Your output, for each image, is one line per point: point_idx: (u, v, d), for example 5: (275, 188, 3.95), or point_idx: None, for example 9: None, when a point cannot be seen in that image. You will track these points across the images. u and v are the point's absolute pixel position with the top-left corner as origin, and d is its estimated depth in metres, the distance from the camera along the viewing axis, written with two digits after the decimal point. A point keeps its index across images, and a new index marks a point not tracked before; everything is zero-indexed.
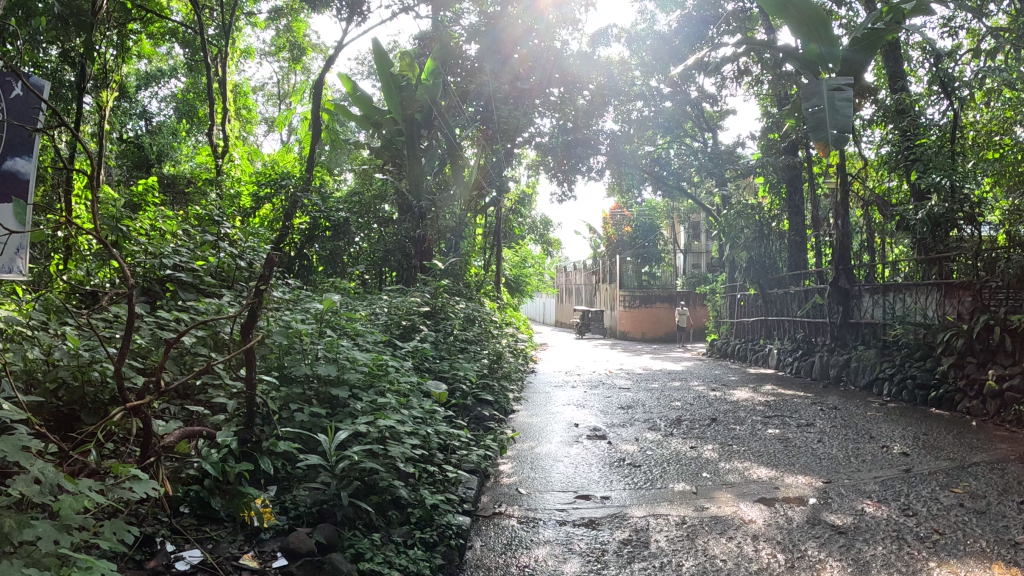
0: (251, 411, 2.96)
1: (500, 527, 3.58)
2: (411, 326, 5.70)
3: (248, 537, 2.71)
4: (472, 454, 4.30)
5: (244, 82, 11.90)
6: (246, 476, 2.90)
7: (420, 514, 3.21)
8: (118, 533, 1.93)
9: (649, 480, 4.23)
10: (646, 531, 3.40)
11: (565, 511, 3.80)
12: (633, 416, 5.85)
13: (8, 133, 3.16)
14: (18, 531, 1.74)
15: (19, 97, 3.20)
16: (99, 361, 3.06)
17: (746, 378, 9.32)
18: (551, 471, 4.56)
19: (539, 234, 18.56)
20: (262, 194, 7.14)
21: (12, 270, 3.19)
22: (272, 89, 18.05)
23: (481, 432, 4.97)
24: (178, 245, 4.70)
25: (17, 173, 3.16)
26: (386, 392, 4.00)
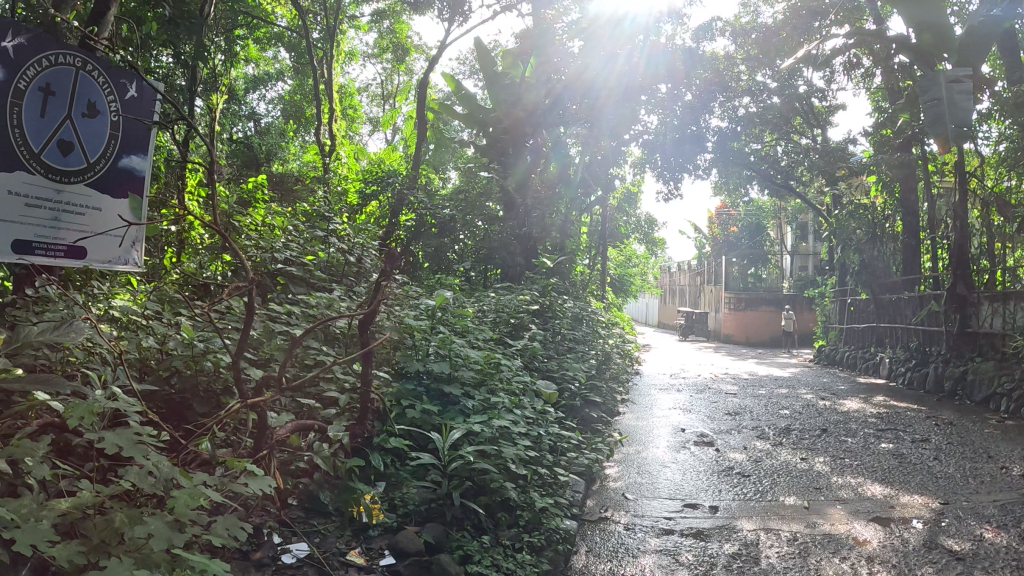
0: (364, 408, 3.47)
1: (606, 533, 3.79)
2: (520, 323, 5.75)
3: (356, 533, 3.07)
4: (581, 457, 4.47)
5: (349, 83, 12.25)
6: (358, 471, 3.37)
7: (529, 517, 3.53)
8: (229, 529, 2.26)
9: (760, 491, 4.11)
10: (756, 546, 3.41)
11: (672, 519, 3.91)
12: (741, 423, 5.62)
13: (126, 132, 3.40)
14: (127, 529, 2.11)
15: (134, 99, 3.42)
16: (212, 352, 3.36)
17: (856, 388, 8.90)
18: (658, 476, 4.55)
19: (644, 233, 18.36)
20: (369, 191, 7.50)
21: (129, 262, 3.46)
22: (376, 88, 18.42)
23: (590, 434, 5.07)
24: (288, 240, 4.96)
25: (133, 170, 3.43)
26: (496, 390, 4.44)
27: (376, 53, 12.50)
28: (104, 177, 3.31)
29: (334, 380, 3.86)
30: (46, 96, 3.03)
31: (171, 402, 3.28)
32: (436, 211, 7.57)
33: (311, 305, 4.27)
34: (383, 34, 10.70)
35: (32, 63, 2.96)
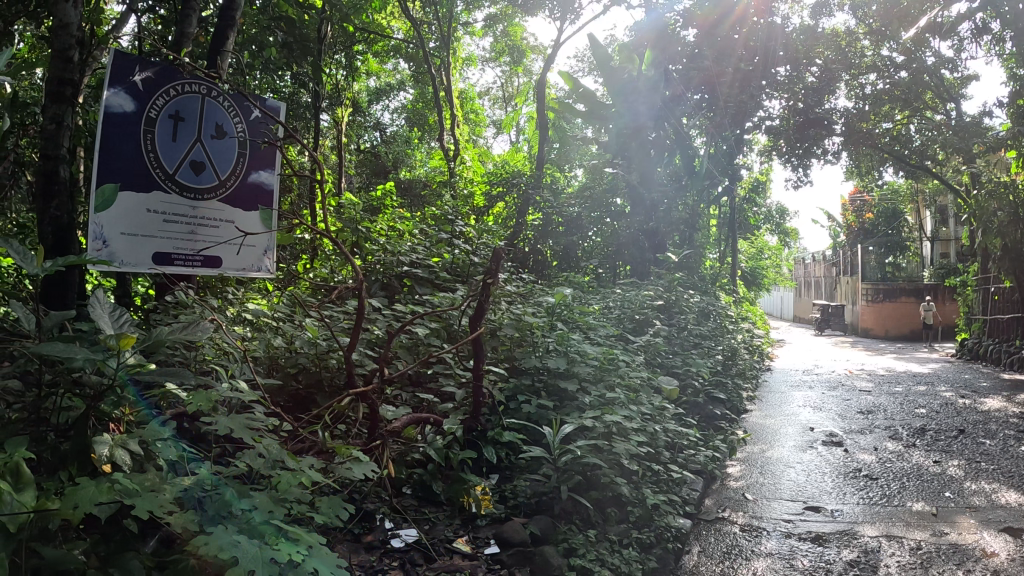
0: (478, 402, 3.40)
1: (721, 533, 3.56)
2: (645, 319, 5.69)
3: (465, 522, 3.05)
4: (699, 454, 4.26)
5: (470, 88, 12.52)
6: (471, 463, 3.31)
7: (640, 513, 3.31)
8: (332, 510, 2.08)
9: (886, 496, 3.86)
10: (877, 553, 3.18)
11: (791, 522, 3.65)
12: (873, 422, 5.31)
13: (251, 150, 3.41)
14: (236, 500, 1.87)
15: (260, 116, 3.46)
16: (334, 350, 3.59)
17: (1005, 383, 8.10)
18: (781, 477, 4.32)
19: (773, 223, 17.56)
20: (494, 193, 7.47)
21: (261, 268, 3.50)
22: (497, 92, 18.72)
23: (711, 432, 4.93)
24: (415, 243, 5.20)
25: (262, 184, 3.46)
26: (615, 387, 4.13)
27: (494, 57, 12.72)
28: (235, 193, 3.35)
29: (451, 375, 3.88)
30: (177, 122, 3.14)
31: (298, 396, 3.49)
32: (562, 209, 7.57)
33: (434, 306, 4.33)
34: (499, 38, 10.95)
35: (160, 94, 3.08)
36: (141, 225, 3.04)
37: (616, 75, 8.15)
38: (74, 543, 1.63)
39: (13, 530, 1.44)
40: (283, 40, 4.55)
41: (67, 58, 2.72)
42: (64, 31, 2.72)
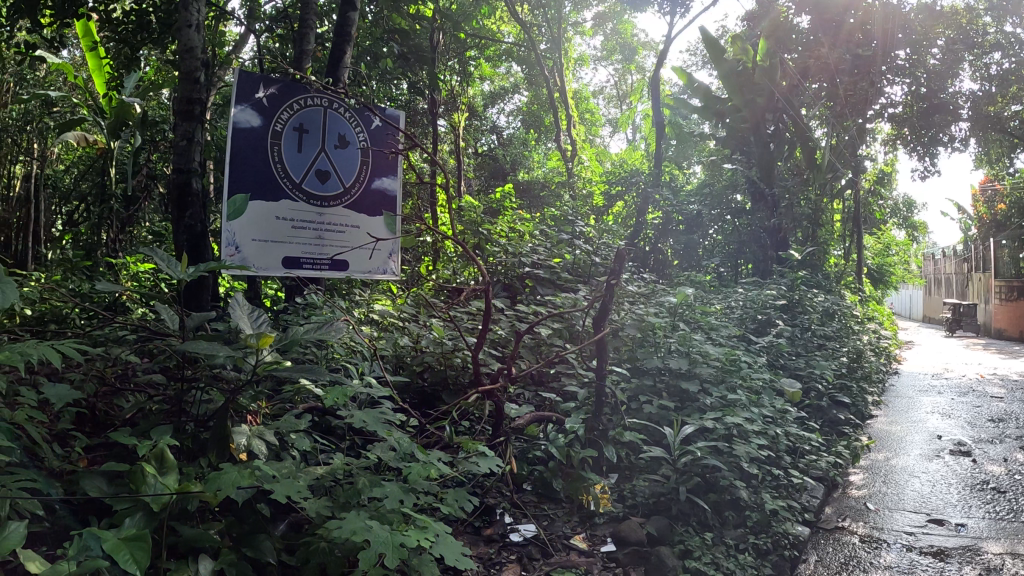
0: (599, 400, 3.25)
1: (840, 543, 3.25)
2: (767, 320, 5.61)
3: (583, 519, 2.89)
4: (821, 460, 4.03)
5: (583, 88, 12.50)
6: (591, 462, 3.16)
7: (757, 518, 3.02)
8: (459, 501, 2.12)
9: (1015, 511, 3.65)
10: (1000, 572, 2.98)
11: (914, 535, 3.40)
12: (1006, 431, 5.01)
13: (375, 158, 3.57)
14: (369, 489, 1.87)
15: (381, 126, 3.61)
16: (459, 348, 3.44)
17: None
18: (905, 487, 4.08)
19: (901, 217, 16.57)
20: (614, 192, 7.52)
21: (386, 271, 3.63)
22: (611, 91, 18.62)
23: (833, 437, 4.71)
24: (536, 244, 5.25)
25: (385, 191, 3.60)
26: (737, 389, 3.87)
27: (609, 56, 12.67)
28: (359, 200, 3.51)
29: (573, 374, 3.67)
30: (301, 135, 3.30)
31: (423, 393, 3.38)
32: (682, 206, 7.55)
33: (557, 305, 4.25)
34: (610, 35, 11.03)
35: (285, 109, 3.26)
36: (270, 232, 3.22)
37: (729, 67, 7.87)
38: (212, 522, 1.72)
39: (157, 510, 1.60)
40: (398, 52, 4.75)
41: (193, 79, 2.92)
42: (189, 55, 2.93)
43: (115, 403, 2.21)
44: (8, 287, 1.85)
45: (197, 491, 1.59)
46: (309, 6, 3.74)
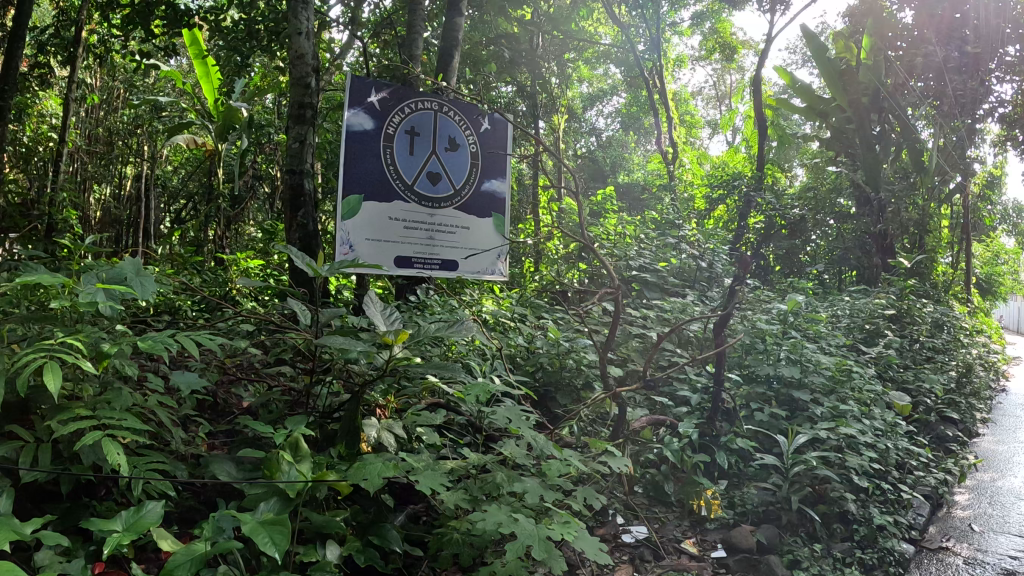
0: (714, 407, 3.37)
1: (944, 565, 3.09)
2: (876, 330, 5.45)
3: (693, 524, 2.88)
4: (929, 477, 3.89)
5: (683, 91, 12.50)
6: (702, 468, 3.16)
7: (864, 532, 2.93)
8: (586, 498, 2.05)
9: None
10: None
11: (1020, 560, 3.18)
12: None
13: (484, 162, 3.82)
14: (509, 484, 1.89)
15: (491, 127, 3.85)
16: (574, 351, 3.41)
17: None
18: (1012, 510, 3.85)
19: (1014, 226, 15.75)
20: (716, 196, 7.58)
21: (494, 272, 3.82)
22: (710, 91, 18.56)
23: (941, 454, 4.54)
24: (642, 248, 5.22)
25: (495, 193, 3.84)
26: (848, 399, 3.82)
27: (709, 56, 12.51)
28: (468, 202, 3.75)
29: (686, 380, 3.75)
30: (410, 137, 3.54)
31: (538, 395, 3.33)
32: (785, 212, 7.67)
33: (665, 309, 4.35)
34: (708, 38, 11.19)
35: (397, 113, 3.50)
36: (379, 232, 3.45)
37: (830, 62, 7.28)
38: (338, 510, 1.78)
39: (291, 496, 1.62)
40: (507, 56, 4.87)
41: (305, 84, 3.22)
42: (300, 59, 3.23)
43: (234, 392, 2.41)
44: (148, 281, 1.98)
45: (335, 478, 1.64)
46: (417, 16, 4.05)
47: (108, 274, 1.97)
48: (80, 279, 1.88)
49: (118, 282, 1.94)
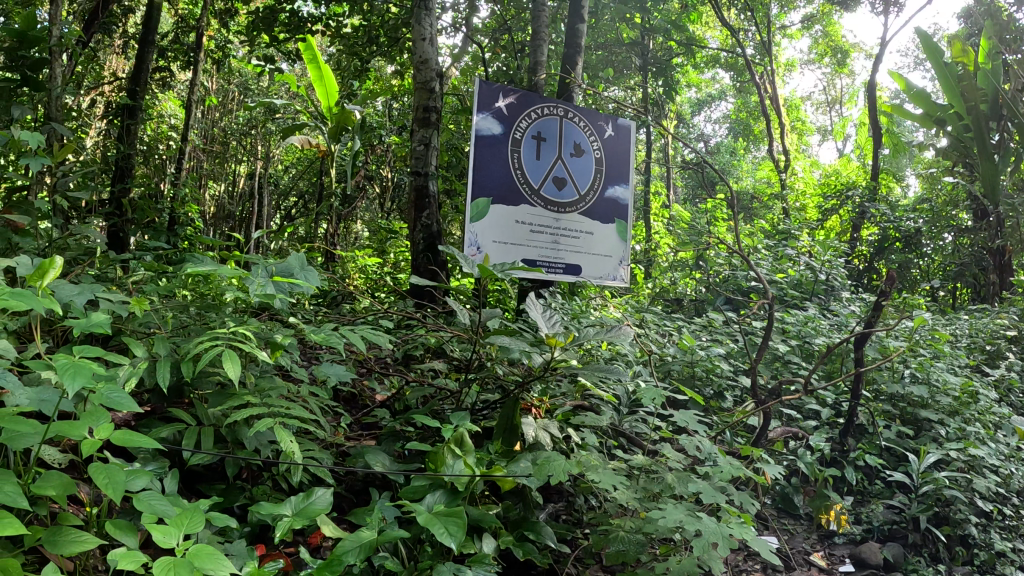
0: (845, 424, 3.75)
1: None
2: (999, 350, 5.48)
3: (822, 537, 3.32)
4: None
5: (794, 99, 12.72)
6: (833, 484, 3.61)
7: (985, 558, 3.34)
8: (742, 502, 2.47)
9: None
10: None
11: None
12: None
13: (609, 168, 5.05)
14: (679, 486, 2.53)
15: (612, 136, 5.06)
16: (711, 359, 3.88)
17: None
18: None
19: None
20: (832, 208, 8.65)
21: (617, 278, 5.03)
22: (821, 96, 18.70)
23: None
24: (761, 258, 5.92)
25: (618, 197, 5.06)
26: (973, 421, 4.06)
27: (814, 57, 12.62)
28: (592, 205, 4.97)
29: (817, 395, 4.09)
30: (532, 142, 4.70)
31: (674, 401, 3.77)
32: (899, 223, 7.88)
33: (789, 319, 4.65)
34: (819, 39, 11.64)
35: (523, 120, 4.67)
36: (506, 236, 4.57)
37: (951, 71, 8.09)
38: (489, 506, 2.73)
39: (452, 489, 2.58)
40: None
41: (428, 89, 4.94)
42: (425, 64, 4.98)
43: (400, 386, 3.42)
44: (306, 274, 3.21)
45: (501, 476, 2.55)
46: (539, 25, 5.05)
47: (282, 267, 3.21)
48: (262, 272, 3.11)
49: (287, 274, 3.17)
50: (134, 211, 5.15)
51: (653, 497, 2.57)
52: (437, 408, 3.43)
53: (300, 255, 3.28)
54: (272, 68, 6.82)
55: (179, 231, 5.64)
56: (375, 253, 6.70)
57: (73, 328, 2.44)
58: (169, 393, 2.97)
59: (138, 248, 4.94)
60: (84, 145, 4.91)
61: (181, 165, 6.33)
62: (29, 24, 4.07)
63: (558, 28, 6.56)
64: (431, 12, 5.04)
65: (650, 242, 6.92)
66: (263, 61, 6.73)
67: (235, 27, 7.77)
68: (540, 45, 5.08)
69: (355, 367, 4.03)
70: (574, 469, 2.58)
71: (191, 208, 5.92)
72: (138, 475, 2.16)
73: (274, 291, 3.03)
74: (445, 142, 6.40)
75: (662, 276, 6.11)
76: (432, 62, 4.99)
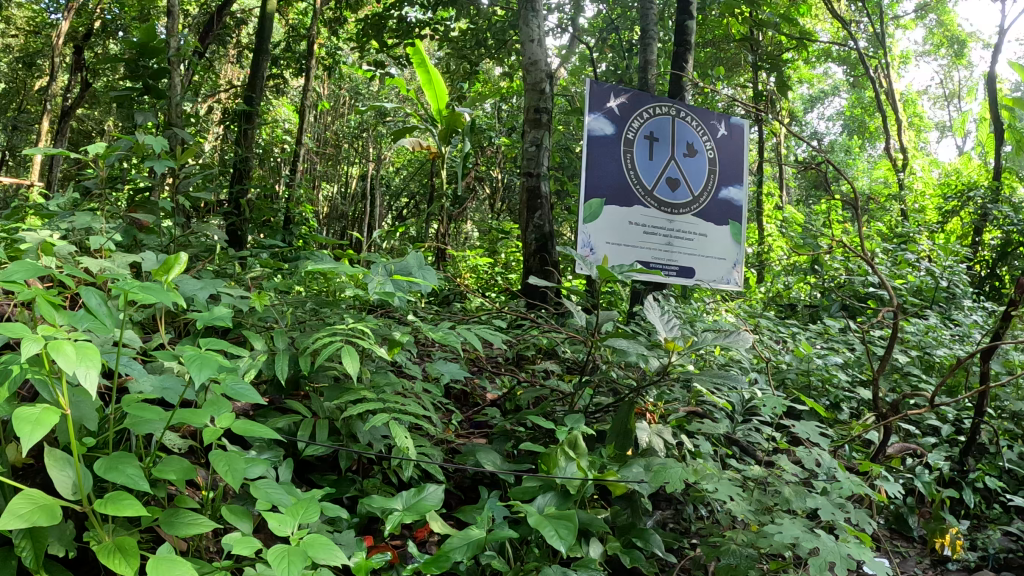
0: (967, 443, 3.59)
1: None
2: None
3: (936, 562, 3.17)
4: None
5: (913, 93, 12.23)
6: (950, 506, 3.45)
7: None
8: (861, 521, 2.34)
9: None
10: None
11: None
12: None
13: (723, 169, 4.93)
14: (797, 500, 2.38)
15: (725, 136, 4.94)
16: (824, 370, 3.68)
17: None
18: None
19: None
20: (953, 209, 8.29)
21: (732, 281, 4.92)
22: (940, 91, 17.89)
23: None
24: (880, 262, 5.78)
25: (732, 199, 4.95)
26: None
27: (933, 50, 12.09)
28: (705, 207, 4.86)
29: (936, 411, 3.92)
30: (645, 142, 4.62)
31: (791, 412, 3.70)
32: None
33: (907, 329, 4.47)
34: (940, 31, 11.15)
35: (636, 119, 4.58)
36: (618, 237, 4.53)
37: None
38: (599, 510, 2.81)
39: (563, 494, 2.70)
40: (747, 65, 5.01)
41: (540, 91, 4.97)
42: (535, 66, 4.97)
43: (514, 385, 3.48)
44: (424, 272, 3.32)
45: (611, 480, 2.64)
46: (648, 23, 4.97)
47: (400, 266, 3.34)
48: (382, 270, 3.25)
49: (408, 272, 3.30)
50: (249, 210, 5.34)
51: (767, 510, 2.44)
52: (548, 409, 3.46)
53: (418, 255, 3.40)
54: (379, 73, 6.99)
55: (295, 229, 5.84)
56: (485, 252, 6.77)
57: (199, 321, 2.60)
58: (286, 386, 3.13)
59: (256, 245, 5.15)
60: (203, 149, 5.15)
61: (295, 166, 6.59)
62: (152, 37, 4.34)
63: (667, 26, 6.50)
64: (538, 14, 5.04)
65: (763, 246, 6.74)
66: (372, 65, 6.93)
67: (346, 32, 8.04)
68: (651, 43, 5.00)
69: (467, 366, 4.09)
70: (689, 476, 2.45)
71: (306, 207, 6.12)
72: (256, 463, 2.26)
73: (394, 288, 3.16)
74: (554, 143, 6.39)
75: (774, 281, 5.94)
76: (541, 63, 4.99)
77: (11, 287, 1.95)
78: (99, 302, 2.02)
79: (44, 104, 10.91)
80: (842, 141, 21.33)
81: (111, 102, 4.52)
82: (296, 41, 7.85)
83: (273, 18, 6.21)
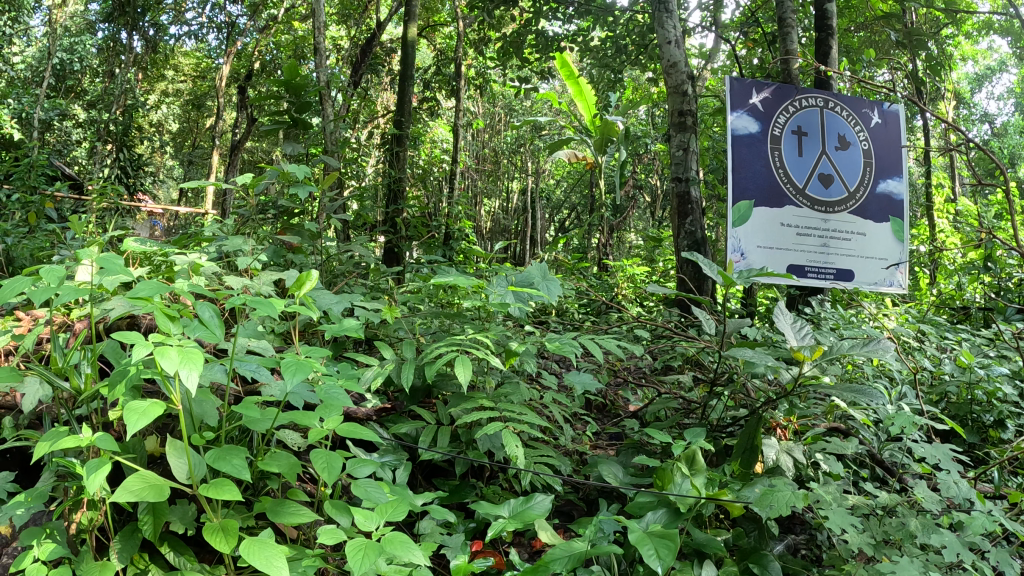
0: None
1: None
2: None
3: None
4: None
5: None
6: None
7: None
8: (1000, 563, 2.07)
9: None
10: None
11: None
12: None
13: (880, 161, 4.55)
14: (922, 534, 2.18)
15: (879, 124, 4.56)
16: (985, 381, 3.31)
17: None
18: None
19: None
20: None
21: (896, 284, 4.52)
22: None
23: None
24: None
25: (892, 194, 4.55)
26: None
27: None
28: (863, 204, 4.49)
29: None
30: (793, 137, 4.34)
31: (945, 428, 3.33)
32: None
33: None
34: None
35: (782, 115, 4.32)
36: (770, 240, 4.28)
37: None
38: (717, 530, 2.61)
39: (674, 509, 2.49)
40: None
41: (681, 93, 4.85)
42: (675, 67, 4.85)
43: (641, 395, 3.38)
44: (548, 281, 3.29)
45: (727, 498, 2.41)
46: (788, 13, 4.75)
47: (523, 277, 3.36)
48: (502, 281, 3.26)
49: (529, 283, 3.30)
50: (406, 228, 5.66)
51: (895, 544, 2.20)
52: (678, 422, 3.32)
53: (542, 265, 3.39)
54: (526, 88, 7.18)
55: (454, 246, 6.13)
56: (642, 260, 6.73)
57: (325, 330, 2.72)
58: (415, 393, 3.23)
59: (409, 261, 5.49)
60: (360, 172, 5.54)
61: (449, 183, 6.96)
62: (294, 73, 4.66)
63: (810, 12, 6.20)
64: (673, 15, 4.93)
65: (939, 243, 6.19)
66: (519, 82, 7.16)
67: (492, 53, 8.40)
68: (792, 31, 4.76)
69: (609, 378, 4.04)
70: (800, 502, 2.28)
71: (463, 223, 6.42)
72: (361, 465, 2.33)
73: (511, 299, 3.16)
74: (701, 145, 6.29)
75: (949, 281, 5.42)
76: (681, 64, 4.87)
77: (137, 301, 2.15)
78: (212, 314, 2.20)
79: (218, 141, 12.12)
80: (1014, 122, 19.64)
81: (271, 135, 5.00)
82: (443, 65, 8.21)
83: (416, 43, 6.54)
